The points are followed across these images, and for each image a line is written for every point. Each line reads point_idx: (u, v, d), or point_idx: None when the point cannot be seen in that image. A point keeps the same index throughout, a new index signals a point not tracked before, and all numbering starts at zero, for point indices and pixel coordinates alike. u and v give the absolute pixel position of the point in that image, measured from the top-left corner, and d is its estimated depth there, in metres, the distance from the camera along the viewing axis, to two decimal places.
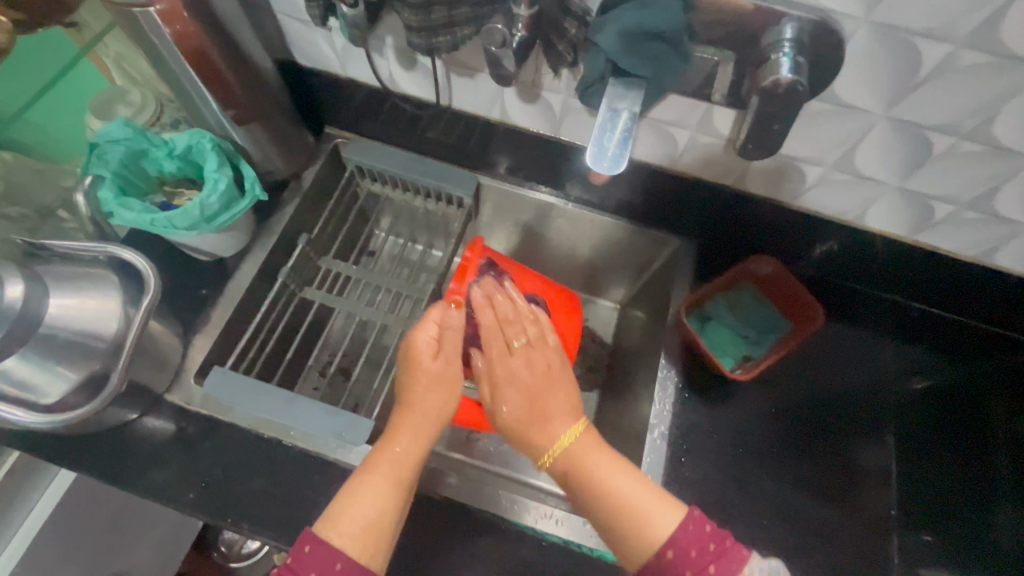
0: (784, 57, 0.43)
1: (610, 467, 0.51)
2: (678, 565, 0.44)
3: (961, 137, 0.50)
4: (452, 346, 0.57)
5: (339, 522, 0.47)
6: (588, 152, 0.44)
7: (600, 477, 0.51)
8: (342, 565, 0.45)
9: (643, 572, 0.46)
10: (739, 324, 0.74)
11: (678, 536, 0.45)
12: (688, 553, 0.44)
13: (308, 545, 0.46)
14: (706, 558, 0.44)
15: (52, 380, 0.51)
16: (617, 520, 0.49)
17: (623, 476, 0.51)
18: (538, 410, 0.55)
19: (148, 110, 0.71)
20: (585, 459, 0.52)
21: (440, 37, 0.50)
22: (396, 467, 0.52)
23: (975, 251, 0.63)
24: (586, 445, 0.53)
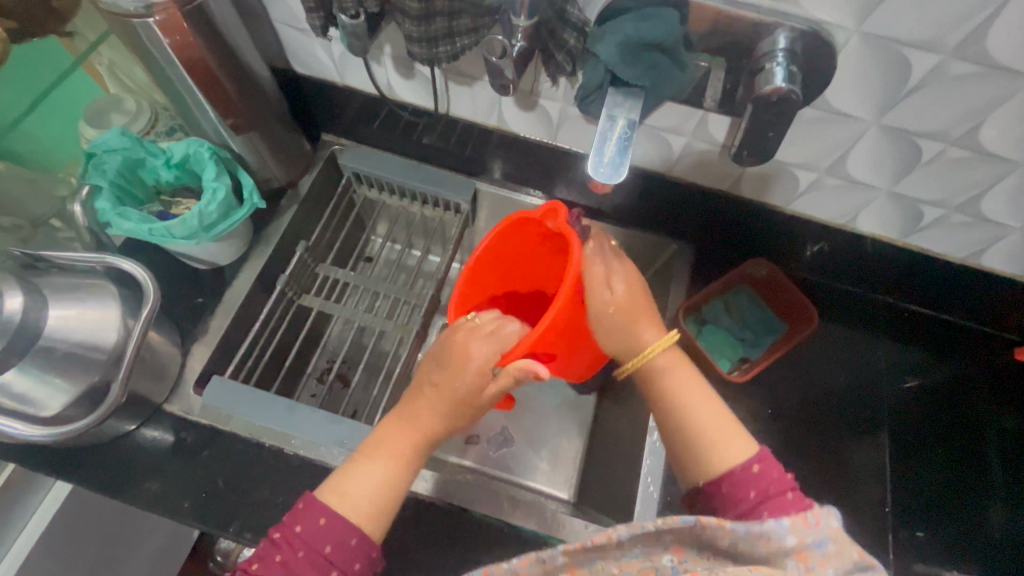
0: (778, 67, 0.44)
1: (690, 381, 0.52)
2: (761, 482, 0.45)
3: (948, 143, 0.51)
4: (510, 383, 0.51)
5: (356, 499, 0.48)
6: (589, 163, 0.45)
7: (681, 392, 0.52)
8: (357, 540, 0.46)
9: (721, 486, 0.46)
10: (735, 326, 0.75)
11: (764, 454, 0.47)
12: (772, 472, 0.46)
13: (321, 517, 0.46)
14: (785, 484, 0.45)
15: (51, 393, 0.51)
16: (694, 437, 0.49)
17: (704, 396, 0.52)
18: (631, 323, 0.54)
19: (143, 118, 0.69)
20: (668, 371, 0.53)
21: (440, 47, 0.50)
22: (410, 451, 0.52)
23: (965, 253, 0.65)
24: (671, 359, 0.53)
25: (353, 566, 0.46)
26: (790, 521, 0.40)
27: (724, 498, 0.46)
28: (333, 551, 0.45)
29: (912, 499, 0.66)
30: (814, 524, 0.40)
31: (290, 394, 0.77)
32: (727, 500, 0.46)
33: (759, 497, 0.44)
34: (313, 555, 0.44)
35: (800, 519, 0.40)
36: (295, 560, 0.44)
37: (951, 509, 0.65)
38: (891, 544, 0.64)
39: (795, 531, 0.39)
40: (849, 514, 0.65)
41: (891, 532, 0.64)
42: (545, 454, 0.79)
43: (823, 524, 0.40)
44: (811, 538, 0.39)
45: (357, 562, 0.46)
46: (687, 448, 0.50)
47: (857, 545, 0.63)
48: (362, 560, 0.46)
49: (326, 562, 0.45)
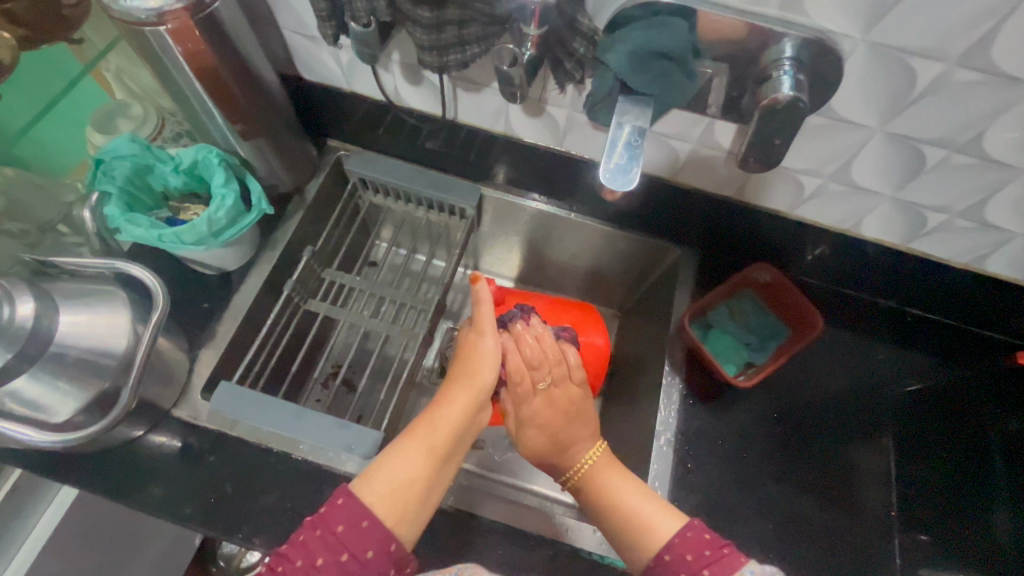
0: (784, 76, 0.45)
1: (617, 480, 0.55)
2: (677, 568, 0.47)
3: (953, 150, 0.52)
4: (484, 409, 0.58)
5: (373, 480, 0.49)
6: (603, 170, 0.45)
7: (609, 491, 0.55)
8: (368, 523, 0.46)
9: (644, 574, 0.49)
10: (740, 331, 0.74)
11: (677, 542, 0.48)
12: (685, 557, 0.47)
13: (341, 498, 0.47)
14: (699, 564, 0.45)
15: (62, 399, 0.51)
16: (626, 529, 0.52)
17: (631, 492, 0.54)
18: (556, 437, 0.58)
19: (150, 123, 0.70)
20: (597, 474, 0.56)
21: (450, 55, 0.51)
22: (433, 436, 0.52)
23: (966, 258, 0.66)
24: (600, 462, 0.57)
25: (364, 553, 0.45)
26: None
27: None
28: (346, 531, 0.45)
29: (918, 501, 0.66)
30: None
31: (296, 398, 0.77)
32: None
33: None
34: (326, 533, 0.45)
35: None
36: (312, 539, 0.45)
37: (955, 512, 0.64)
38: (897, 547, 0.64)
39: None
40: (855, 520, 0.65)
41: (896, 536, 0.65)
42: None
43: None
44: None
45: (371, 549, 0.45)
46: (621, 543, 0.52)
47: (860, 545, 0.64)
48: (375, 546, 0.45)
49: (337, 542, 0.45)
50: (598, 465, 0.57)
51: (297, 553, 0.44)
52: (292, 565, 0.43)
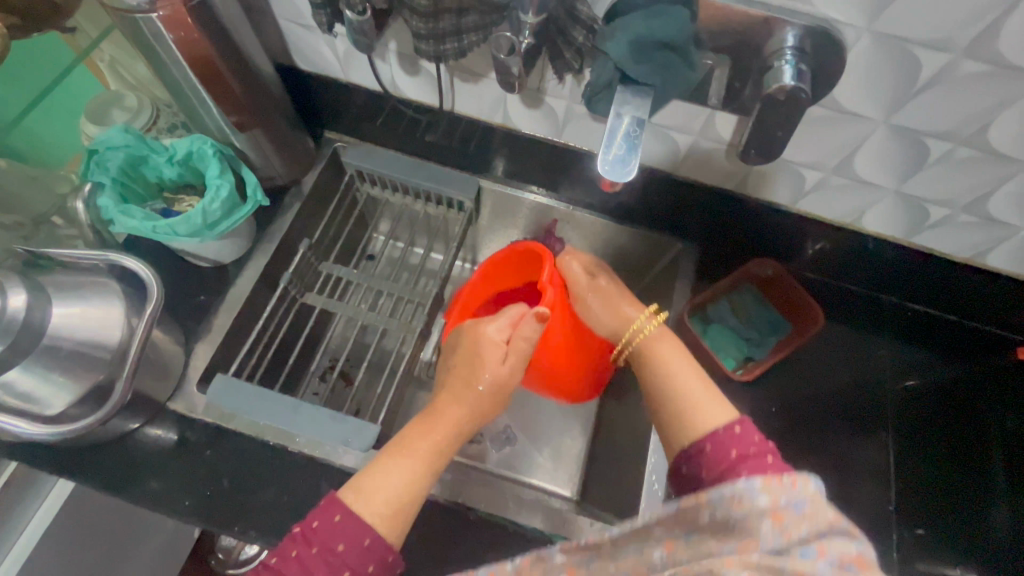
0: (786, 66, 0.44)
1: (679, 356, 0.55)
2: (742, 443, 0.45)
3: (957, 143, 0.51)
4: (520, 354, 0.59)
5: (373, 496, 0.48)
6: (601, 161, 0.45)
7: (672, 362, 0.54)
8: (371, 540, 0.46)
9: (703, 445, 0.46)
10: (741, 325, 0.75)
11: (745, 417, 0.47)
12: (752, 435, 0.46)
13: (337, 514, 0.46)
14: (766, 447, 0.45)
15: (56, 391, 0.51)
16: (683, 401, 0.50)
17: (688, 369, 0.53)
18: (610, 304, 0.62)
19: (144, 114, 0.69)
20: (656, 344, 0.56)
21: (447, 44, 0.50)
22: (431, 450, 0.53)
23: (970, 253, 0.65)
24: (657, 333, 0.57)
25: (366, 567, 0.46)
26: (763, 481, 0.37)
27: (705, 457, 0.46)
28: (347, 549, 0.45)
29: (916, 497, 0.66)
30: (790, 485, 0.37)
31: (293, 391, 0.77)
32: (709, 463, 0.45)
33: (740, 457, 0.44)
34: (326, 553, 0.45)
35: (772, 479, 0.37)
36: (309, 556, 0.44)
37: (951, 509, 0.65)
38: (895, 543, 0.64)
39: (767, 491, 0.37)
40: (857, 516, 0.65)
41: (895, 532, 0.64)
42: (548, 452, 0.79)
43: (800, 485, 0.37)
44: (787, 499, 0.36)
45: (371, 564, 0.46)
46: (669, 417, 0.51)
47: None
48: (375, 561, 0.46)
49: (339, 561, 0.45)
50: (656, 335, 0.57)
51: (293, 569, 0.44)
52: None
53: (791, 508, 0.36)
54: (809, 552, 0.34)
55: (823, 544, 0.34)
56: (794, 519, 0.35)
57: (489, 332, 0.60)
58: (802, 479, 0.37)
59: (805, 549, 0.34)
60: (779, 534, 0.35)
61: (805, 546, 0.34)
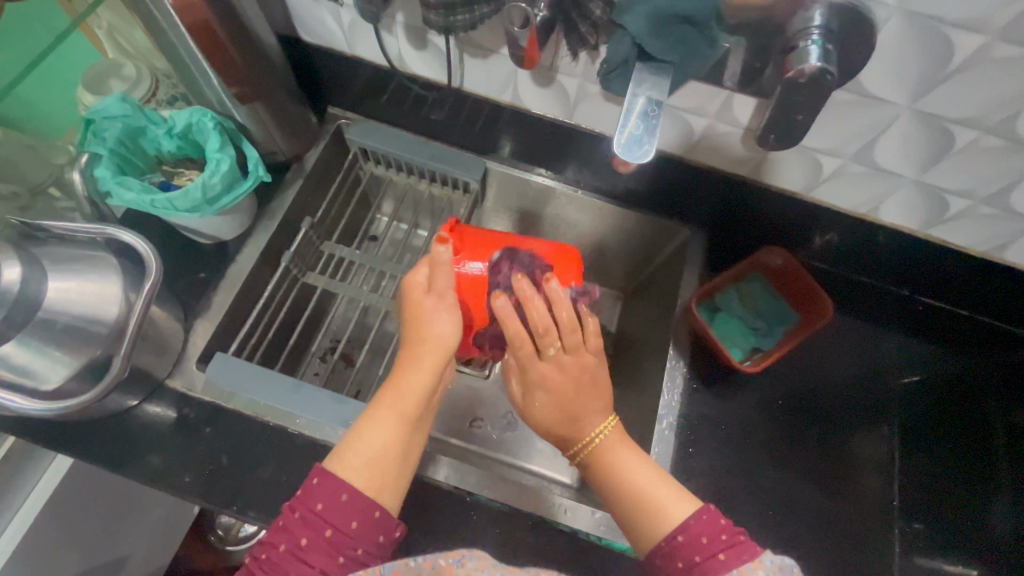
0: (813, 45, 0.41)
1: (630, 463, 0.51)
2: (689, 550, 0.44)
3: (983, 131, 0.49)
4: (445, 292, 0.53)
5: (347, 457, 0.47)
6: (616, 141, 0.44)
7: (622, 469, 0.51)
8: (348, 496, 0.45)
9: (655, 558, 0.46)
10: (748, 316, 0.73)
11: (691, 524, 0.45)
12: (699, 540, 0.44)
13: (316, 477, 0.46)
14: (716, 545, 0.44)
15: (52, 365, 0.50)
16: (631, 512, 0.49)
17: (640, 468, 0.51)
18: (567, 404, 0.53)
19: (143, 84, 0.67)
20: (608, 452, 0.52)
21: (458, 15, 0.48)
22: (399, 400, 0.50)
23: (987, 247, 0.63)
24: (610, 439, 0.53)
25: (349, 525, 0.45)
26: None
27: (661, 570, 0.46)
28: (325, 508, 0.44)
29: (919, 490, 0.65)
30: None
31: (294, 372, 0.76)
32: (665, 571, 0.46)
33: (693, 562, 0.44)
34: (306, 513, 0.44)
35: None
36: (292, 521, 0.44)
37: (953, 504, 0.64)
38: (896, 537, 0.63)
39: None
40: (860, 506, 0.65)
41: (895, 524, 0.64)
42: (549, 437, 0.79)
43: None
44: None
45: (354, 521, 0.45)
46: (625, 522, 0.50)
47: (860, 538, 0.63)
48: (358, 518, 0.45)
49: (319, 519, 0.44)
50: (606, 445, 0.52)
51: (279, 538, 0.44)
52: (276, 551, 0.43)
53: None
54: None
55: None
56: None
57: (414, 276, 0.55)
58: (751, 570, 0.40)
59: None
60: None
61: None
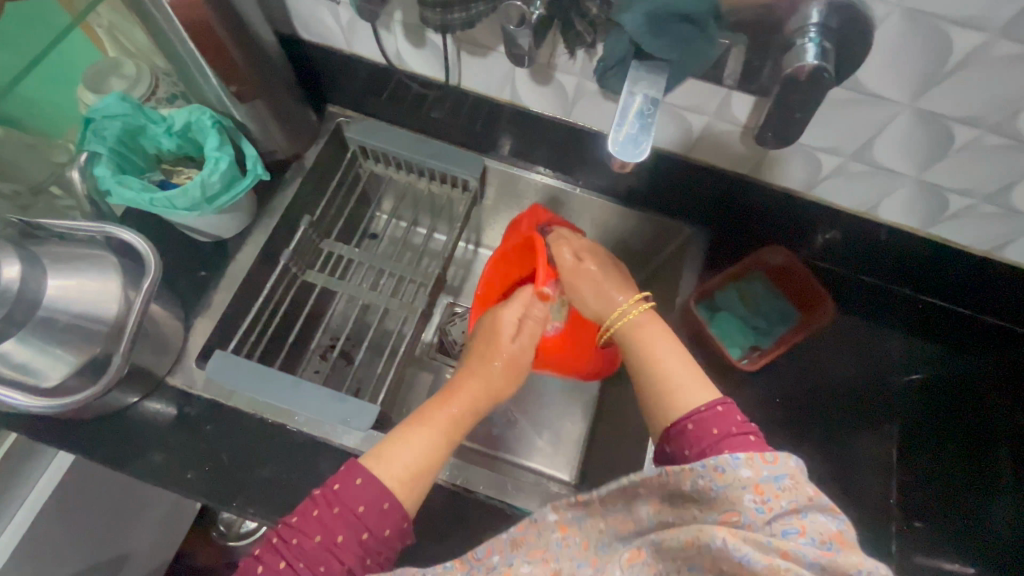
0: (810, 43, 0.41)
1: (664, 336, 0.54)
2: (724, 422, 0.45)
3: (984, 130, 0.49)
4: (530, 336, 0.62)
5: (392, 462, 0.48)
6: (612, 141, 0.44)
7: (657, 348, 0.52)
8: (390, 505, 0.46)
9: (685, 423, 0.46)
10: (748, 315, 0.74)
11: (726, 399, 0.47)
12: (734, 415, 0.46)
13: (359, 477, 0.46)
14: (748, 427, 0.45)
15: (54, 363, 0.51)
16: (660, 390, 0.50)
17: (673, 350, 0.52)
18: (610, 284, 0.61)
19: (143, 82, 0.67)
20: (647, 325, 0.55)
21: (454, 13, 0.48)
22: (449, 424, 0.53)
23: (987, 245, 0.63)
24: (646, 313, 0.56)
25: (383, 531, 0.46)
26: (747, 455, 0.41)
27: (686, 435, 0.46)
28: (366, 511, 0.45)
29: (919, 492, 0.66)
30: (772, 461, 0.40)
31: (293, 370, 0.77)
32: (690, 438, 0.45)
33: (722, 434, 0.44)
34: (346, 512, 0.44)
35: (756, 455, 0.41)
36: (330, 517, 0.44)
37: (949, 508, 0.65)
38: (891, 537, 0.64)
39: (751, 465, 0.40)
40: (858, 508, 0.65)
41: (892, 527, 0.64)
42: (547, 434, 0.79)
43: (782, 462, 0.41)
44: (768, 472, 0.40)
45: (387, 528, 0.46)
46: (654, 396, 0.50)
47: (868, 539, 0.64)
48: (392, 526, 0.46)
49: (358, 520, 0.45)
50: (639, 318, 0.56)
51: (314, 529, 0.44)
52: (310, 541, 0.43)
53: (772, 482, 0.40)
54: (789, 529, 0.38)
55: (803, 521, 0.38)
56: (775, 492, 0.39)
57: (505, 315, 0.62)
58: (784, 455, 0.41)
59: (782, 520, 0.38)
60: (762, 507, 0.39)
61: (786, 520, 0.38)
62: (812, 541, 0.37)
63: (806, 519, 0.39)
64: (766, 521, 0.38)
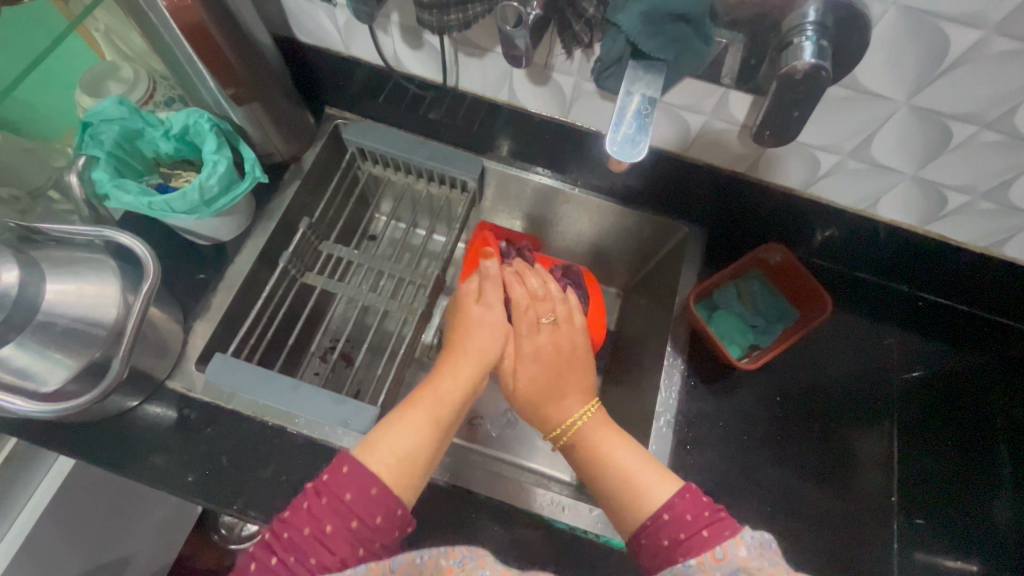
0: (807, 41, 0.40)
1: (614, 445, 0.54)
2: (672, 528, 0.45)
3: (982, 126, 0.49)
4: (489, 322, 0.61)
5: (378, 449, 0.48)
6: (610, 141, 0.44)
7: (606, 457, 0.53)
8: (378, 490, 0.45)
9: (641, 537, 0.47)
10: (747, 313, 0.73)
11: (674, 503, 0.46)
12: (683, 517, 0.45)
13: (345, 466, 0.46)
14: (699, 522, 0.45)
15: (51, 368, 0.50)
16: (617, 496, 0.51)
17: (622, 448, 0.53)
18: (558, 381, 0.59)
19: (140, 87, 0.67)
20: (592, 438, 0.55)
21: (450, 15, 0.48)
22: (435, 406, 0.53)
23: (986, 242, 0.63)
24: (592, 422, 0.56)
25: (374, 518, 0.44)
26: (698, 560, 0.42)
27: (645, 548, 0.47)
28: (354, 498, 0.44)
29: (917, 488, 0.66)
30: (721, 559, 0.42)
31: (293, 372, 0.77)
32: (649, 550, 0.47)
33: (675, 539, 0.45)
34: (334, 501, 0.44)
35: (707, 556, 0.42)
36: (319, 506, 0.44)
37: (950, 503, 0.65)
38: (893, 532, 0.63)
39: (703, 570, 0.42)
40: (855, 502, 0.65)
41: (894, 522, 0.64)
42: None
43: (731, 553, 0.42)
44: (722, 572, 0.41)
45: (379, 515, 0.45)
46: (613, 509, 0.51)
47: (862, 534, 0.63)
48: (383, 512, 0.45)
49: (346, 509, 0.44)
50: (588, 428, 0.56)
51: (304, 520, 0.43)
52: (300, 533, 0.42)
53: None
54: None
55: None
56: None
57: (468, 301, 0.63)
58: (734, 547, 0.42)
59: None
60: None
61: None
62: None
63: None
64: None
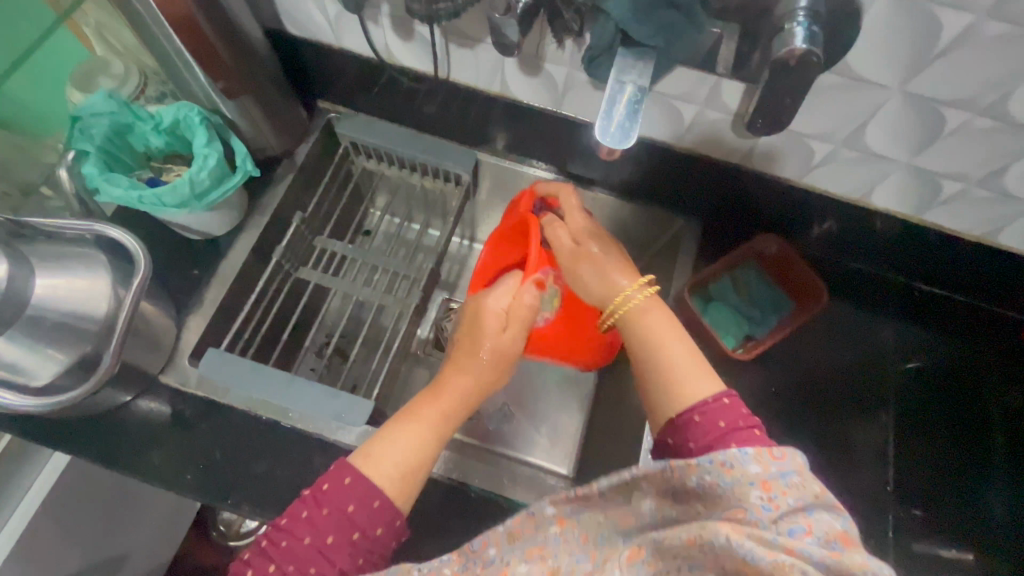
0: (799, 27, 0.40)
1: (667, 329, 0.51)
2: (731, 416, 0.45)
3: (975, 112, 0.49)
4: (519, 323, 0.59)
5: (382, 460, 0.48)
6: (602, 131, 0.44)
7: (662, 337, 0.51)
8: (380, 503, 0.46)
9: (693, 415, 0.45)
10: (742, 304, 0.73)
11: (733, 390, 0.46)
12: (738, 409, 0.45)
13: (347, 477, 0.46)
14: (753, 421, 0.45)
15: (43, 362, 0.51)
16: (667, 381, 0.48)
17: (678, 342, 0.51)
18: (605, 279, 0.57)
19: (131, 82, 0.67)
20: (645, 314, 0.53)
21: (438, 4, 0.48)
22: (439, 421, 0.53)
23: (982, 230, 0.62)
24: (646, 304, 0.53)
25: (374, 529, 0.46)
26: (754, 451, 0.40)
27: (692, 427, 0.45)
28: (356, 510, 0.45)
29: (913, 481, 0.67)
30: (779, 457, 0.40)
31: (288, 367, 0.76)
32: (698, 429, 0.45)
33: (730, 426, 0.44)
34: (336, 512, 0.45)
35: (765, 450, 0.40)
36: (320, 517, 0.45)
37: (949, 496, 0.66)
38: (892, 523, 0.64)
39: (759, 460, 0.40)
40: (849, 493, 0.65)
41: (892, 513, 0.65)
42: (545, 428, 0.79)
43: (788, 459, 0.40)
44: (776, 468, 0.39)
45: (379, 526, 0.46)
46: (661, 392, 0.49)
47: (867, 526, 0.64)
48: (384, 525, 0.46)
49: (348, 520, 0.45)
50: (639, 310, 0.53)
51: (304, 530, 0.44)
52: (300, 543, 0.44)
53: (779, 478, 0.39)
54: (796, 527, 0.36)
55: (810, 520, 0.37)
56: (782, 490, 0.38)
57: (490, 304, 0.60)
58: (790, 452, 0.40)
59: (791, 516, 0.37)
60: (769, 504, 0.37)
61: (793, 516, 0.37)
62: (818, 540, 0.36)
63: (813, 517, 0.37)
64: (773, 518, 0.37)
